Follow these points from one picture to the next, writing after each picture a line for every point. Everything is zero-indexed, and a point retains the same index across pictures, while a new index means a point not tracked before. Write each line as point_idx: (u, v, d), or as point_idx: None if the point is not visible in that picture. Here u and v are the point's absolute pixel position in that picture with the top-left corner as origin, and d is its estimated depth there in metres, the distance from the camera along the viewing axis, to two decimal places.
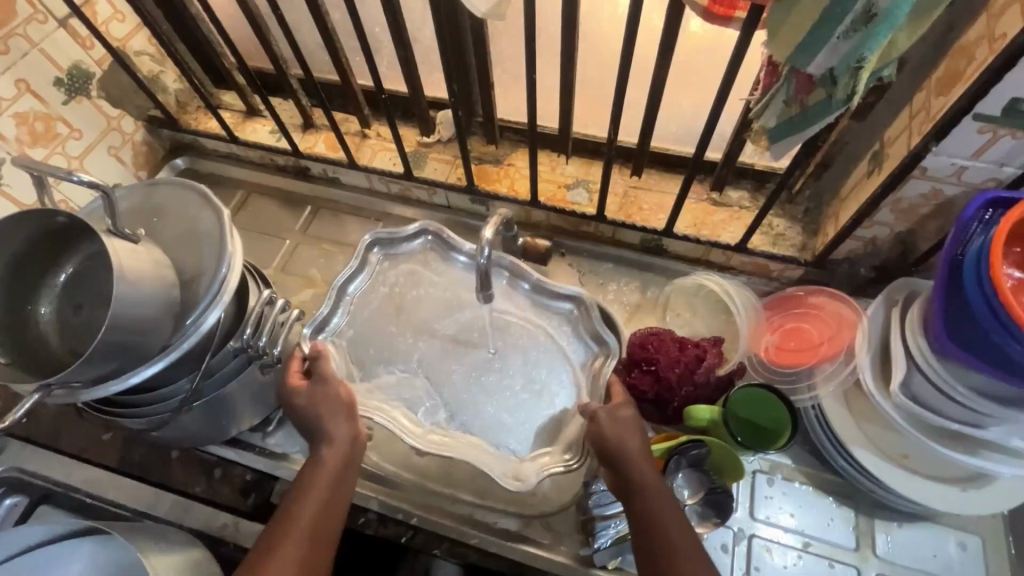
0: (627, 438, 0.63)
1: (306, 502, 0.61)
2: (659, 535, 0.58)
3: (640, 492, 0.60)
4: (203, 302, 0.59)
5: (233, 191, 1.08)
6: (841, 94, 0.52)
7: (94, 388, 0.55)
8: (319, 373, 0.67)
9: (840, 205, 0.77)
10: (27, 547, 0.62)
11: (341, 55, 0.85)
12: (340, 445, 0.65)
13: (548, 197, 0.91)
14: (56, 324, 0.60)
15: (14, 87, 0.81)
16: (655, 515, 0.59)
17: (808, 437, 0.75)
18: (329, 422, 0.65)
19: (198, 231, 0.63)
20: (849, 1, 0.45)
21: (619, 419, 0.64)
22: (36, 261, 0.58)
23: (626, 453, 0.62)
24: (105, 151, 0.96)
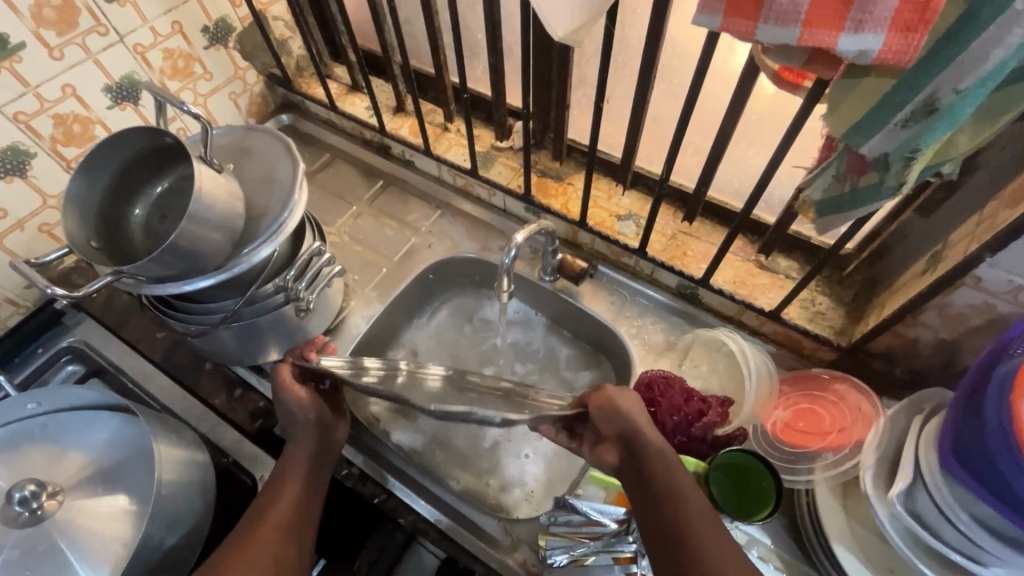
0: (644, 424, 0.64)
1: (287, 491, 0.66)
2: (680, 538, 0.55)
3: (658, 473, 0.60)
4: (260, 237, 0.69)
5: (321, 153, 1.19)
6: (892, 182, 0.51)
7: (155, 285, 0.66)
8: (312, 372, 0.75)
9: (888, 297, 0.74)
10: (72, 407, 0.73)
11: (441, 53, 0.93)
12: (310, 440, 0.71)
13: (597, 222, 0.94)
14: (144, 226, 0.71)
15: (170, 26, 0.95)
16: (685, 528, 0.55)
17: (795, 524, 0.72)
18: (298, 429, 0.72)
19: (274, 175, 0.74)
20: (912, 90, 0.45)
21: (629, 401, 0.67)
22: (143, 170, 0.70)
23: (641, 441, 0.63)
24: (226, 95, 1.10)
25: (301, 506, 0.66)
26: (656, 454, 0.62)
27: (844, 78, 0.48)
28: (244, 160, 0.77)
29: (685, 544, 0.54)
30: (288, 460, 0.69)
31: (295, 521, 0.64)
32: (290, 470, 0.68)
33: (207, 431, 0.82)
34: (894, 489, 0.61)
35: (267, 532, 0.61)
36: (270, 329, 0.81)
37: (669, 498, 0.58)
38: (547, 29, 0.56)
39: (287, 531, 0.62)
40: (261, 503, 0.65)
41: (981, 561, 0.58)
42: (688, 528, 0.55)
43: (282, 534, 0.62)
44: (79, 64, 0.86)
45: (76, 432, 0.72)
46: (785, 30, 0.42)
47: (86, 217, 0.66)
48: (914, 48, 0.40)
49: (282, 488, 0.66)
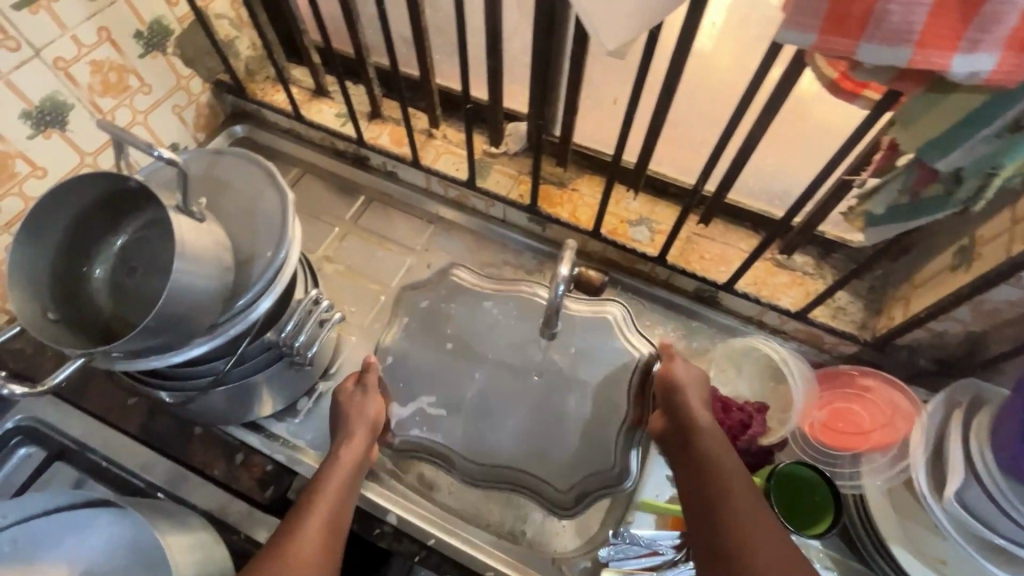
0: (678, 372, 0.66)
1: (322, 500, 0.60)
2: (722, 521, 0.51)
3: (712, 458, 0.57)
4: (256, 287, 0.58)
5: (288, 168, 1.06)
6: (962, 196, 0.50)
7: (135, 360, 0.53)
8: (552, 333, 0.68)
9: (912, 291, 0.75)
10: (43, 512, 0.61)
11: (427, 55, 0.83)
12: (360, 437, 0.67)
13: (609, 230, 0.90)
14: (110, 286, 0.58)
15: (96, 34, 0.79)
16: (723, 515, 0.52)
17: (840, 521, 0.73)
18: (355, 421, 0.68)
19: (258, 209, 0.63)
20: (1005, 107, 0.43)
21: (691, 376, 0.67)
22: (99, 220, 0.56)
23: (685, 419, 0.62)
24: (169, 110, 0.95)
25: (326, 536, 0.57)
26: (712, 452, 0.58)
27: (928, 93, 0.45)
28: (217, 191, 0.64)
29: (722, 537, 0.50)
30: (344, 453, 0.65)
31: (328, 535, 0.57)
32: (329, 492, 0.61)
33: (211, 507, 0.72)
34: (947, 488, 0.63)
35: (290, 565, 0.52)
36: (266, 383, 0.71)
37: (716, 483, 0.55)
38: (596, 44, 0.49)
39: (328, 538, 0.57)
40: (305, 497, 0.60)
41: None
42: (728, 509, 0.52)
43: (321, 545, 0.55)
44: None
45: (54, 542, 0.61)
46: (893, 52, 0.38)
47: (37, 286, 0.52)
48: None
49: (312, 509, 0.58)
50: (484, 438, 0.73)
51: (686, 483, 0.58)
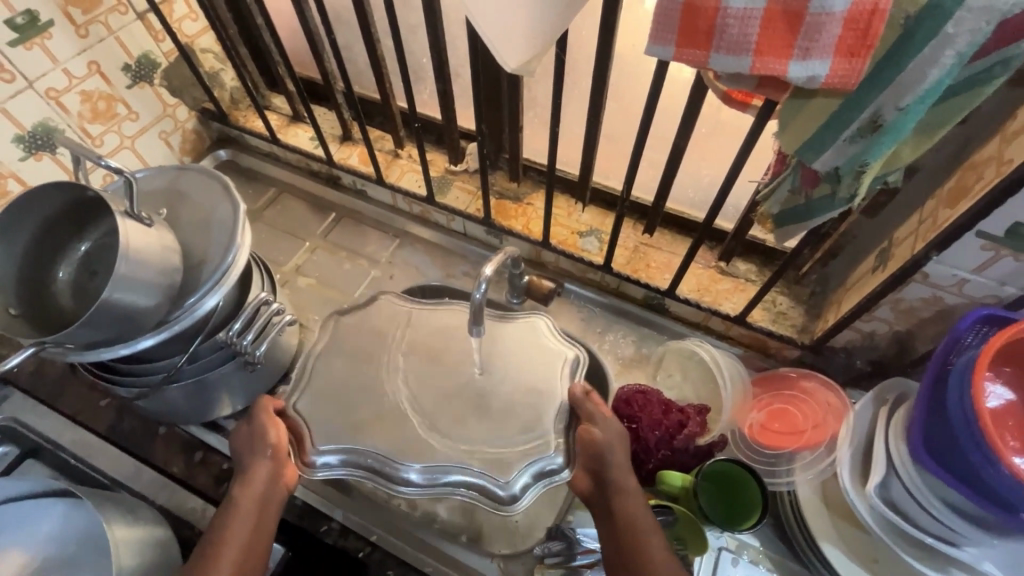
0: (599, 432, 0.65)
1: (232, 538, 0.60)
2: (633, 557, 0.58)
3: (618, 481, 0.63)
4: (203, 287, 0.63)
5: (266, 188, 1.13)
6: (844, 193, 0.53)
7: (86, 352, 0.58)
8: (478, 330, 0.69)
9: (844, 294, 0.77)
10: None
11: (385, 80, 0.90)
12: (255, 484, 0.64)
13: (560, 240, 0.94)
14: (72, 287, 0.63)
15: (86, 67, 0.87)
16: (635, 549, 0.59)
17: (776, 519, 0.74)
18: (251, 462, 0.65)
19: (212, 218, 0.68)
20: (858, 109, 0.46)
21: (609, 429, 0.66)
22: (63, 228, 0.62)
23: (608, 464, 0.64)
24: (156, 135, 1.03)
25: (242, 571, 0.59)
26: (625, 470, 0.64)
27: (792, 97, 0.49)
28: (177, 203, 0.70)
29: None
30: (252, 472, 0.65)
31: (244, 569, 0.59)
32: (239, 517, 0.61)
33: (168, 503, 0.75)
34: (870, 482, 0.64)
35: None
36: (222, 383, 0.75)
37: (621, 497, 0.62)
38: (499, 62, 0.55)
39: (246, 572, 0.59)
40: (213, 530, 0.61)
41: (953, 541, 0.61)
42: (631, 533, 0.60)
43: None
44: None
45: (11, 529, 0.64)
46: (735, 59, 0.43)
47: (4, 284, 0.58)
48: (857, 72, 0.42)
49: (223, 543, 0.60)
50: (469, 450, 0.67)
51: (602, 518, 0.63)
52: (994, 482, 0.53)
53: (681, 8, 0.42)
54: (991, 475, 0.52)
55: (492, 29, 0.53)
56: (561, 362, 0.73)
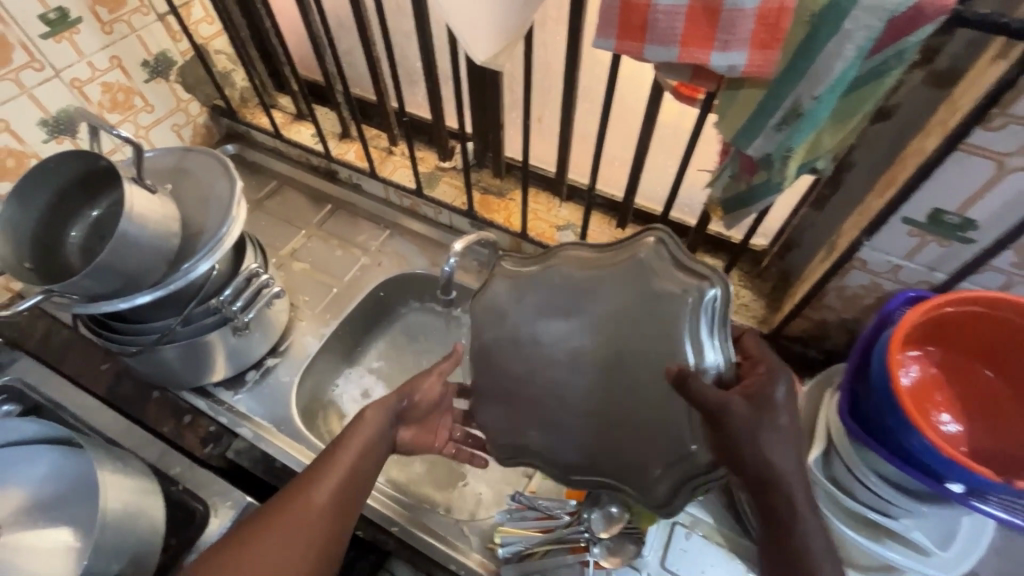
0: (735, 419, 0.52)
1: (340, 465, 0.64)
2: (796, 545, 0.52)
3: (766, 465, 0.52)
4: (199, 252, 0.69)
5: (268, 180, 1.20)
6: (778, 178, 0.58)
7: (90, 304, 0.64)
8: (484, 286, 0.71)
9: (799, 286, 0.82)
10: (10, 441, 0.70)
11: (381, 80, 0.98)
12: (381, 415, 0.69)
13: (538, 233, 0.99)
14: (82, 248, 0.70)
15: (108, 61, 0.96)
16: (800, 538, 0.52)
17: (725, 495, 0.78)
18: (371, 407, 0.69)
19: (212, 193, 0.75)
20: (779, 98, 0.52)
21: (761, 402, 0.52)
22: (78, 194, 0.69)
23: (772, 458, 0.52)
24: (169, 127, 1.11)
25: (344, 492, 0.63)
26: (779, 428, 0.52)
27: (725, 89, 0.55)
28: (182, 180, 0.77)
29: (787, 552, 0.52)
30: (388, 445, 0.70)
31: (338, 505, 0.62)
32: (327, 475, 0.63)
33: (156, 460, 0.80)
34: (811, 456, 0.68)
35: (313, 504, 0.61)
36: (213, 349, 0.81)
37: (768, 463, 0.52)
38: (469, 55, 0.62)
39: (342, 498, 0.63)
40: (318, 464, 0.65)
41: (889, 513, 0.64)
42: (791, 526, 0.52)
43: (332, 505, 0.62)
44: (12, 99, 0.86)
45: (12, 468, 0.69)
46: (666, 49, 0.49)
47: (21, 239, 0.64)
48: (771, 62, 0.48)
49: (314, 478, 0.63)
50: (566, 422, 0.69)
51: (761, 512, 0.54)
52: (913, 446, 0.56)
53: (619, 4, 0.49)
54: (909, 439, 0.56)
55: (461, 26, 0.60)
56: (684, 322, 0.58)
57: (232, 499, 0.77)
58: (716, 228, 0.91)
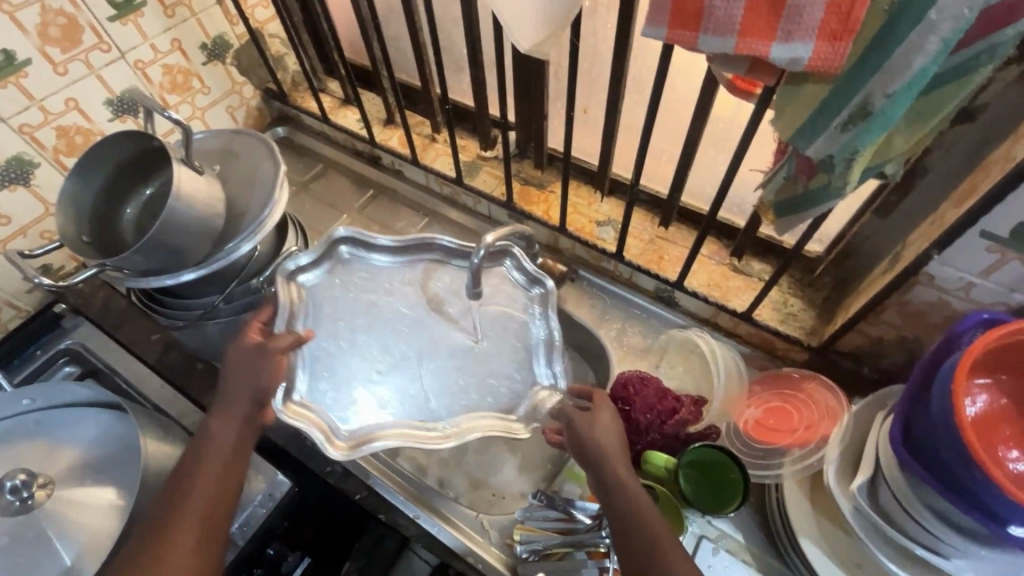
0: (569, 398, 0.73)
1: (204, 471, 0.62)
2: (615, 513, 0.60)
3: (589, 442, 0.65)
4: (242, 233, 0.71)
5: (315, 163, 1.23)
6: (838, 182, 0.54)
7: (138, 279, 0.67)
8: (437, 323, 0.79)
9: (854, 298, 0.76)
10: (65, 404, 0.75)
11: (426, 68, 0.97)
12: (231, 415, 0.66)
13: (577, 228, 0.97)
14: (134, 225, 0.72)
15: (170, 44, 1.00)
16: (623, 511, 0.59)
17: (756, 511, 0.74)
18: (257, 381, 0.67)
19: (257, 176, 0.77)
20: (847, 96, 0.47)
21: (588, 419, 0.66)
22: (133, 173, 0.72)
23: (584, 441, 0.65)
24: (224, 109, 1.14)
25: (215, 502, 0.61)
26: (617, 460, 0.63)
27: (786, 85, 0.51)
28: (230, 161, 0.79)
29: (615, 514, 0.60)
30: (235, 396, 0.67)
31: (209, 511, 0.60)
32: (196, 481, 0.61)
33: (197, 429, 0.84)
34: (855, 481, 0.63)
35: (187, 506, 0.60)
36: None
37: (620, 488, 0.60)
38: (513, 42, 0.59)
39: (207, 510, 0.60)
40: (187, 465, 0.63)
41: (941, 552, 0.59)
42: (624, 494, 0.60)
43: (204, 514, 0.60)
44: (82, 79, 0.91)
45: (67, 429, 0.74)
46: (722, 40, 0.45)
47: (80, 215, 0.67)
48: (841, 55, 0.43)
49: (184, 507, 0.60)
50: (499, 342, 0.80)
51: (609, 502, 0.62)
52: (972, 485, 0.52)
53: None
54: (969, 477, 0.51)
55: (504, 12, 0.58)
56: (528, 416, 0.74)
57: (265, 471, 0.80)
58: (768, 233, 0.87)
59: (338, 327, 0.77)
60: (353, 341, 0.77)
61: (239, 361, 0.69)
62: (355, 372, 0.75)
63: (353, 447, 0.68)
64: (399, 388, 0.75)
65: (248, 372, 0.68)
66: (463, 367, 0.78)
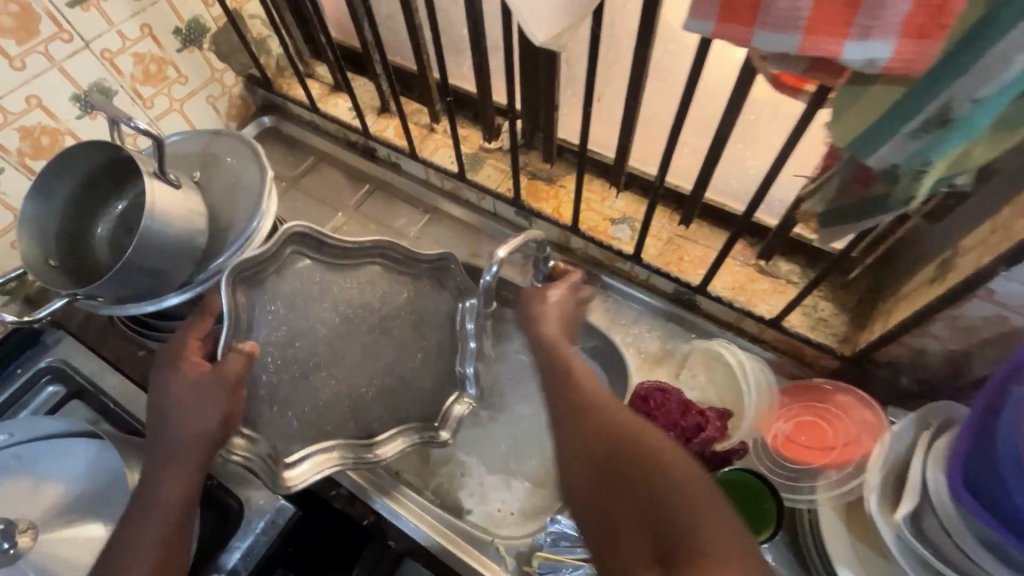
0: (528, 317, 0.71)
1: (154, 518, 0.56)
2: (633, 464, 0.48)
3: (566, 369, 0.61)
4: (230, 248, 0.65)
5: (305, 156, 1.15)
6: (901, 195, 0.48)
7: (117, 307, 0.61)
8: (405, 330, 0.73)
9: (894, 305, 0.71)
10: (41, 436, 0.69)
11: (423, 53, 0.89)
12: (177, 447, 0.58)
13: (590, 226, 0.91)
14: (108, 243, 0.66)
15: (139, 30, 0.90)
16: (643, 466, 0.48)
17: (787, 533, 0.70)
18: (203, 407, 0.59)
19: (241, 183, 0.69)
20: (923, 99, 0.41)
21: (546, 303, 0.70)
22: (102, 185, 0.65)
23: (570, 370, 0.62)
24: (204, 99, 1.06)
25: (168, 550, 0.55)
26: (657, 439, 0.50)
27: (849, 85, 0.44)
28: (211, 166, 0.72)
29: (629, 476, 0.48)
30: (179, 433, 0.58)
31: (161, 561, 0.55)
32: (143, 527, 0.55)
33: None
34: (898, 510, 0.59)
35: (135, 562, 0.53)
36: None
37: (664, 480, 0.46)
38: (527, 36, 0.52)
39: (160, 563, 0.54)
40: (133, 510, 0.56)
41: None
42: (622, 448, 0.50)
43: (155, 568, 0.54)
44: (43, 73, 0.82)
45: (46, 464, 0.68)
46: (784, 37, 0.38)
47: (45, 237, 0.61)
48: (926, 56, 0.37)
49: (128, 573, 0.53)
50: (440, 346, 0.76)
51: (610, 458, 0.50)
52: None
53: None
54: None
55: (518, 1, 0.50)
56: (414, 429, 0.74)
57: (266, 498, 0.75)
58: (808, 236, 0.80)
59: (277, 328, 0.68)
60: (297, 345, 0.69)
61: (186, 388, 0.60)
62: (295, 383, 0.69)
63: (305, 475, 0.67)
64: (333, 404, 0.70)
65: (191, 400, 0.59)
66: (400, 378, 0.73)
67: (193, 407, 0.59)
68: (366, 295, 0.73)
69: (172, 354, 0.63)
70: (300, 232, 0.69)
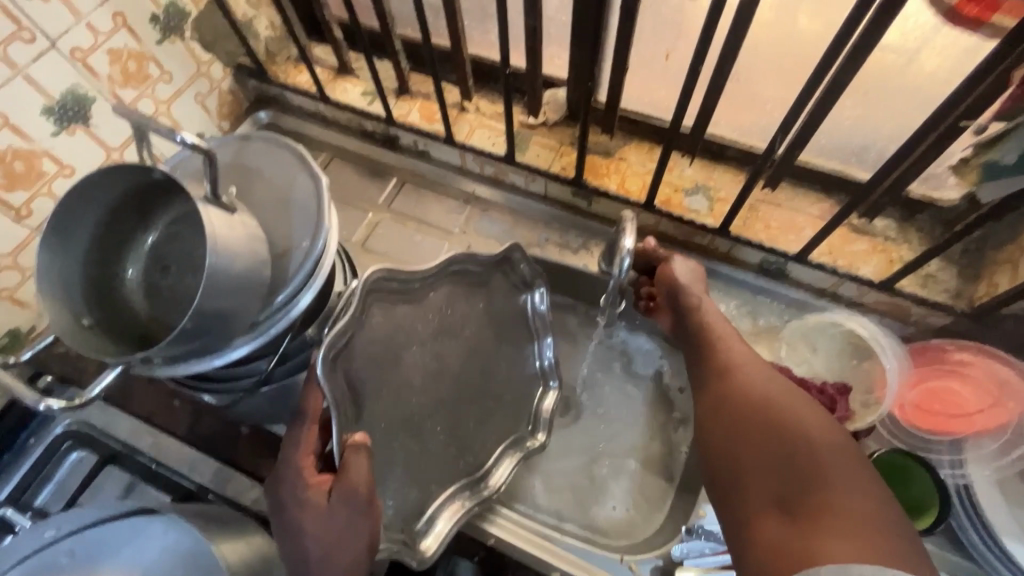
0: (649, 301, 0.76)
1: None
2: (790, 444, 0.54)
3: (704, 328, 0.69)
4: (295, 283, 0.54)
5: (316, 152, 1.01)
6: None
7: (172, 366, 0.51)
8: (486, 350, 0.75)
9: (1019, 253, 0.65)
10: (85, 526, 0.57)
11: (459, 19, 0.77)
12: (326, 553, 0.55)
13: (662, 201, 0.83)
14: (144, 286, 0.55)
15: (111, 20, 0.75)
16: (789, 422, 0.56)
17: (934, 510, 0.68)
18: (345, 514, 0.55)
19: (291, 195, 0.58)
20: None
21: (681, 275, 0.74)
22: (126, 218, 0.53)
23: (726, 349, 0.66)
24: (192, 98, 0.90)
25: None
26: (804, 415, 0.56)
27: None
28: (248, 178, 0.60)
29: (790, 442, 0.54)
30: (320, 544, 0.55)
31: None
32: None
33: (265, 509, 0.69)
34: None
35: None
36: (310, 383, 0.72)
37: (819, 456, 0.52)
38: None
39: None
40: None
41: None
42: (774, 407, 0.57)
43: None
44: (5, 85, 0.67)
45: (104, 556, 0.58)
46: None
47: (71, 290, 0.49)
48: None
49: None
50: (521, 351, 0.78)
51: (766, 433, 0.56)
52: None
53: None
54: None
55: None
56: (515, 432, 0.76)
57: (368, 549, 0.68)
58: (918, 192, 0.73)
59: (374, 386, 0.66)
60: (394, 395, 0.68)
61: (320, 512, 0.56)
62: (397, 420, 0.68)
63: (439, 537, 0.68)
64: (433, 433, 0.71)
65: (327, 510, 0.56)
66: (484, 397, 0.75)
67: (327, 511, 0.55)
68: (446, 323, 0.72)
69: (289, 481, 0.57)
70: (378, 279, 0.65)
